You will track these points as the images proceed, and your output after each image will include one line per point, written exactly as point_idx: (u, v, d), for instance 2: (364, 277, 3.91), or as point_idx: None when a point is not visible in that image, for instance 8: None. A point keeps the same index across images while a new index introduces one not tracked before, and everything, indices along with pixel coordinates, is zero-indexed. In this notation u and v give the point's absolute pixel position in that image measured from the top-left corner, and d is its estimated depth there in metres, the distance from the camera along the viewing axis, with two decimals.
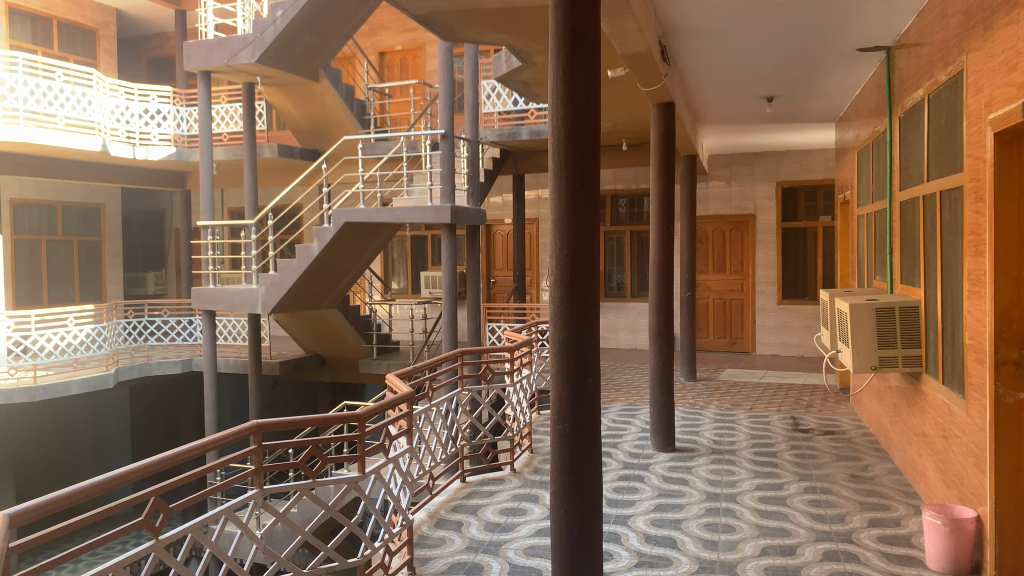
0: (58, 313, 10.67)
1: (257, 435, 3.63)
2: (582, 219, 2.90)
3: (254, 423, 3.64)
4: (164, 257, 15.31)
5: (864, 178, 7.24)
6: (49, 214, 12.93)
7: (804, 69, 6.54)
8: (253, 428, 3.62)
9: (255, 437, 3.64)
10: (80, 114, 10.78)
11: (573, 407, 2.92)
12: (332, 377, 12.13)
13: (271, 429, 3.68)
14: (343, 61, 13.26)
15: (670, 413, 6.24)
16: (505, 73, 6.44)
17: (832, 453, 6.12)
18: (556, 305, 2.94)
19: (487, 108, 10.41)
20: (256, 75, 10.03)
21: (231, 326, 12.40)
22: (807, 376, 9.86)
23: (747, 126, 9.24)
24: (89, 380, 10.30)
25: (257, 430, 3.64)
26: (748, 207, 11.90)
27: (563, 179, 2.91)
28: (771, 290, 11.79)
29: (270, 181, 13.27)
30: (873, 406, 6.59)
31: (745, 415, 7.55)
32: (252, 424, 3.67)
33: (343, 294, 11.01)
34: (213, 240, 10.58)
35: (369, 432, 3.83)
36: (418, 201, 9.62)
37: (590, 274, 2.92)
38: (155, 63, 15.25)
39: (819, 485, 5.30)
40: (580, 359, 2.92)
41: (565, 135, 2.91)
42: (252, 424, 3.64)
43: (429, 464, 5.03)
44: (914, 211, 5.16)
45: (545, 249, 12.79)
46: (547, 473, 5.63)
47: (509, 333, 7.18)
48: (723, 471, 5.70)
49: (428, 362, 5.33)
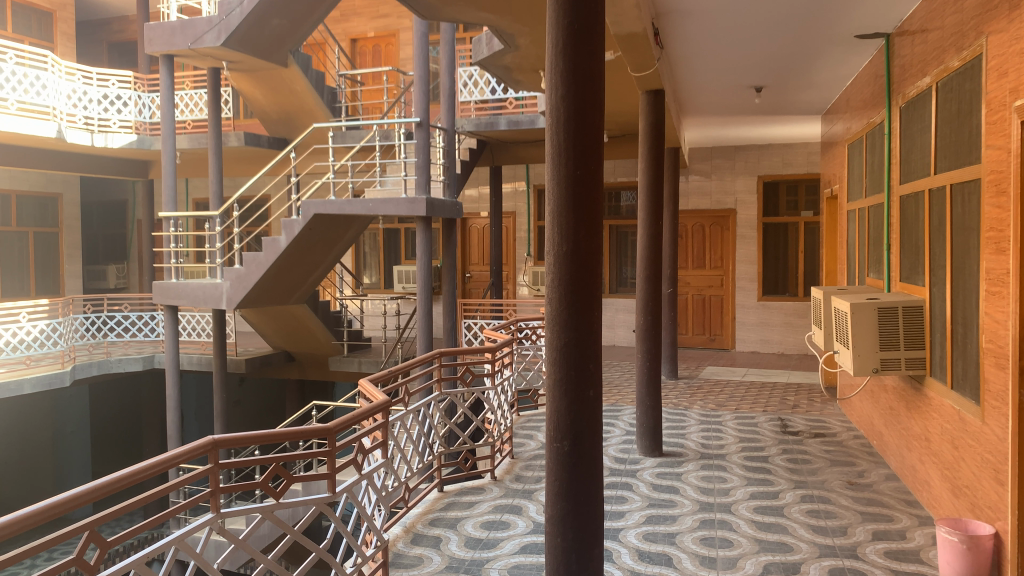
0: (9, 308, 10.09)
1: (214, 452, 3.24)
2: (582, 211, 2.58)
3: (210, 438, 3.26)
4: (126, 249, 14.73)
5: (855, 172, 7.01)
6: (3, 203, 12.32)
7: (798, 57, 6.29)
8: (209, 444, 3.23)
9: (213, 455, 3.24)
10: (34, 98, 10.17)
11: (575, 421, 2.60)
12: (301, 375, 11.77)
13: (229, 445, 3.30)
14: (314, 48, 12.81)
15: (657, 415, 5.95)
16: (486, 57, 6.10)
17: (825, 457, 5.87)
18: (554, 307, 2.61)
19: (464, 96, 10.02)
20: (222, 59, 9.57)
21: (195, 322, 11.89)
22: (790, 374, 9.65)
23: (732, 117, 8.98)
24: (43, 379, 9.79)
25: (214, 447, 3.25)
26: (727, 201, 11.67)
27: (561, 165, 2.59)
28: (751, 286, 11.59)
29: (235, 171, 12.78)
30: (865, 407, 6.36)
31: (732, 416, 7.30)
32: (208, 440, 3.28)
33: (313, 289, 10.60)
34: (176, 231, 10.08)
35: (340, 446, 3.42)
36: (392, 192, 9.25)
37: (593, 273, 2.61)
38: (117, 48, 14.67)
39: (816, 493, 5.05)
40: (583, 370, 2.60)
41: (566, 115, 2.58)
42: (208, 440, 3.25)
43: (404, 473, 4.69)
44: (916, 208, 4.95)
45: (522, 243, 12.46)
46: (529, 481, 5.30)
47: (487, 331, 6.84)
48: (714, 478, 5.42)
49: (403, 364, 4.97)
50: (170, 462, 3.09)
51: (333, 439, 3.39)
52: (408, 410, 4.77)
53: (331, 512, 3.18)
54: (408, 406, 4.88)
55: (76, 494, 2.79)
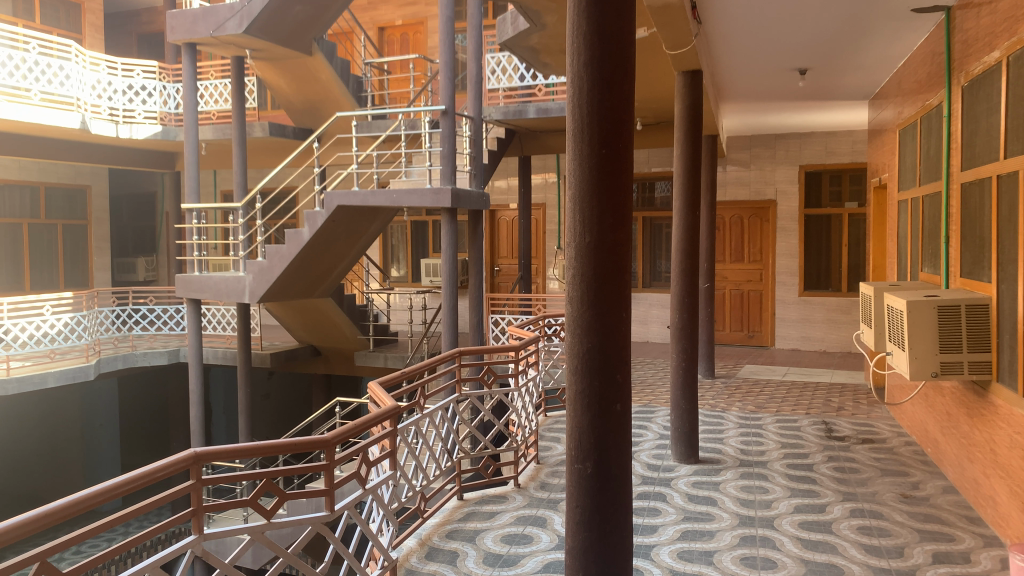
0: (32, 301, 9.96)
1: (196, 467, 2.80)
2: (608, 199, 2.24)
3: (192, 452, 2.82)
4: (155, 242, 14.65)
5: (908, 159, 6.54)
6: (31, 195, 12.26)
7: (847, 36, 5.85)
8: (190, 458, 2.79)
9: (194, 471, 2.81)
10: (58, 90, 10.03)
11: (599, 438, 2.25)
12: (327, 369, 11.54)
13: (213, 458, 2.87)
14: (340, 37, 12.56)
15: (692, 420, 5.57)
16: (511, 37, 5.75)
17: (874, 466, 5.44)
18: (575, 308, 2.27)
19: (491, 84, 9.67)
20: (244, 47, 9.33)
21: (220, 315, 11.72)
22: (833, 374, 9.19)
23: (773, 103, 8.51)
24: (67, 372, 9.67)
25: (196, 461, 2.81)
26: (767, 192, 11.18)
27: (584, 143, 2.24)
28: (792, 281, 11.10)
29: (260, 162, 12.58)
30: (918, 413, 5.91)
31: (772, 419, 6.89)
32: (190, 453, 2.84)
33: (338, 283, 10.34)
34: (198, 224, 9.87)
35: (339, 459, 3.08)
36: (417, 182, 8.94)
37: (621, 268, 2.26)
38: (146, 40, 14.57)
39: (866, 507, 4.64)
40: (609, 382, 2.25)
41: (591, 85, 2.23)
42: (188, 453, 2.81)
43: (420, 480, 4.38)
44: (981, 196, 4.51)
45: (552, 235, 12.10)
46: (555, 489, 4.97)
47: (513, 329, 6.50)
48: (755, 488, 5.02)
49: (424, 364, 4.64)
50: (147, 478, 2.69)
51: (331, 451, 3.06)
52: (424, 415, 4.41)
53: (329, 534, 2.87)
54: (425, 411, 4.52)
55: (33, 517, 2.38)
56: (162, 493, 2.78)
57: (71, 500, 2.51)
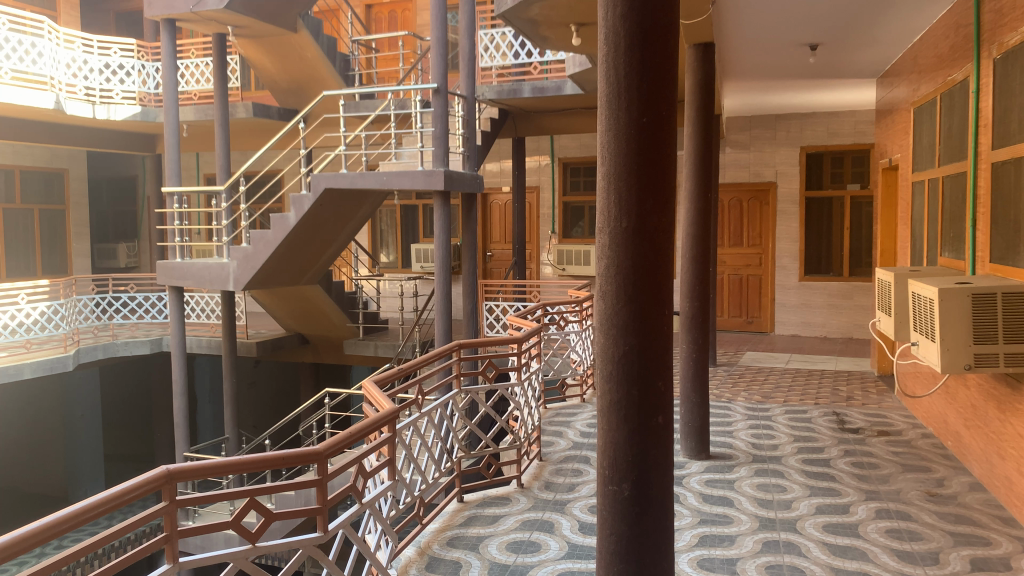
0: (7, 290, 9.53)
1: (169, 488, 2.46)
2: (649, 176, 1.98)
3: (163, 470, 2.47)
4: (137, 228, 14.22)
5: (924, 138, 6.25)
6: (6, 179, 11.79)
7: (867, 8, 5.53)
8: (161, 478, 2.45)
9: (168, 491, 2.47)
10: (30, 68, 9.57)
11: (638, 453, 2.00)
12: (315, 358, 11.19)
13: (188, 477, 2.52)
14: (326, 15, 12.13)
15: (703, 414, 5.27)
16: (510, 8, 5.39)
17: (894, 461, 5.18)
18: (610, 305, 2.02)
19: (484, 61, 9.28)
20: (227, 24, 8.90)
21: (203, 303, 11.32)
22: (837, 361, 8.94)
23: (779, 81, 8.19)
24: (44, 363, 9.27)
25: (168, 480, 2.47)
26: (767, 174, 10.89)
27: (621, 110, 1.99)
28: (793, 266, 10.84)
29: (243, 144, 12.16)
30: (938, 405, 5.65)
31: (781, 410, 6.62)
32: (161, 472, 2.51)
33: (326, 269, 9.98)
34: (180, 209, 9.46)
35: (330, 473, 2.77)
36: (409, 165, 8.58)
37: (662, 256, 2.01)
38: (125, 18, 14.07)
39: (891, 507, 4.38)
40: (650, 391, 2.01)
41: (630, 44, 1.98)
42: (160, 472, 2.47)
43: (419, 485, 4.07)
44: (1016, 175, 4.22)
45: (546, 219, 11.79)
46: (561, 490, 4.68)
47: (511, 318, 6.19)
48: (771, 487, 4.75)
49: (419, 360, 4.33)
50: (116, 501, 2.33)
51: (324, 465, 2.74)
52: (421, 414, 4.13)
53: (322, 557, 2.56)
54: (422, 409, 4.23)
55: None
56: (129, 519, 2.42)
57: (24, 533, 2.09)
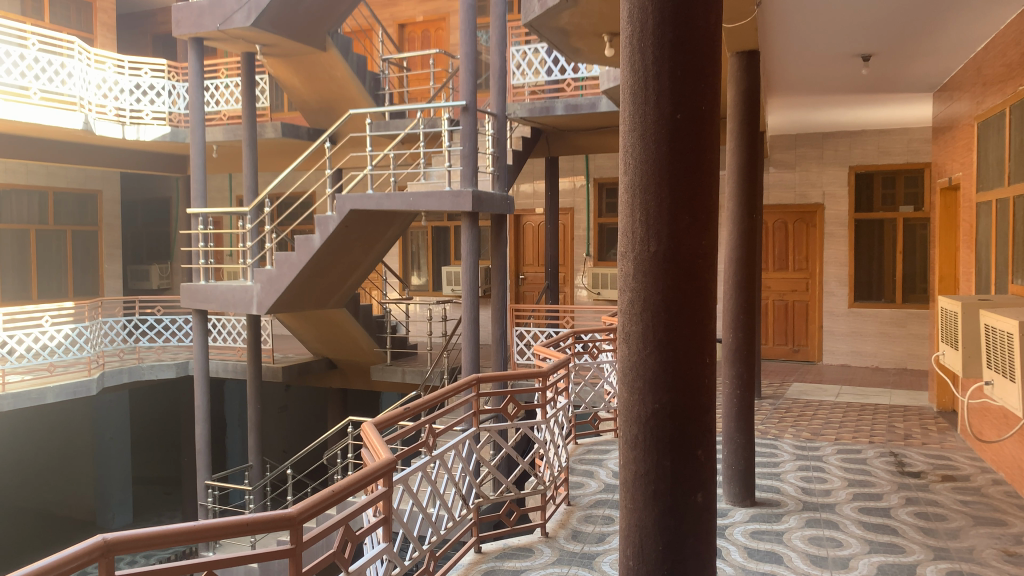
0: (32, 312, 9.37)
1: (107, 562, 2.05)
2: (684, 190, 1.61)
3: (99, 539, 2.06)
4: (170, 249, 14.12)
5: (991, 154, 5.74)
6: (39, 201, 11.78)
7: (927, 14, 5.07)
8: (100, 550, 2.04)
9: (106, 566, 2.05)
10: (59, 88, 9.47)
11: (672, 540, 1.64)
12: (343, 383, 10.85)
13: (129, 549, 2.11)
14: (359, 34, 11.98)
15: (748, 457, 4.79)
16: (537, 16, 5.04)
17: (963, 513, 4.64)
18: (637, 353, 1.65)
19: (517, 79, 8.98)
20: (255, 42, 8.70)
21: (230, 326, 11.08)
22: (892, 394, 8.35)
23: (829, 95, 7.70)
24: (67, 387, 9.06)
25: (107, 552, 2.06)
26: (814, 195, 10.38)
27: (647, 107, 1.62)
28: (842, 291, 10.27)
29: (273, 164, 11.97)
30: (1012, 449, 5.10)
31: (833, 449, 6.09)
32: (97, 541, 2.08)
33: (353, 292, 9.67)
34: (205, 230, 9.20)
35: (305, 539, 2.41)
36: (437, 185, 8.25)
37: (704, 290, 1.64)
38: (161, 40, 14.04)
39: (964, 568, 3.85)
40: (687, 462, 1.63)
41: (659, 23, 1.62)
42: (97, 542, 2.05)
43: (431, 535, 3.66)
44: None
45: (580, 241, 11.39)
46: (589, 540, 4.24)
47: (538, 348, 5.77)
48: (825, 541, 4.24)
49: (430, 398, 3.91)
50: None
51: (298, 533, 2.42)
52: (435, 457, 3.73)
53: None
54: (433, 450, 3.81)
55: None
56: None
57: None
